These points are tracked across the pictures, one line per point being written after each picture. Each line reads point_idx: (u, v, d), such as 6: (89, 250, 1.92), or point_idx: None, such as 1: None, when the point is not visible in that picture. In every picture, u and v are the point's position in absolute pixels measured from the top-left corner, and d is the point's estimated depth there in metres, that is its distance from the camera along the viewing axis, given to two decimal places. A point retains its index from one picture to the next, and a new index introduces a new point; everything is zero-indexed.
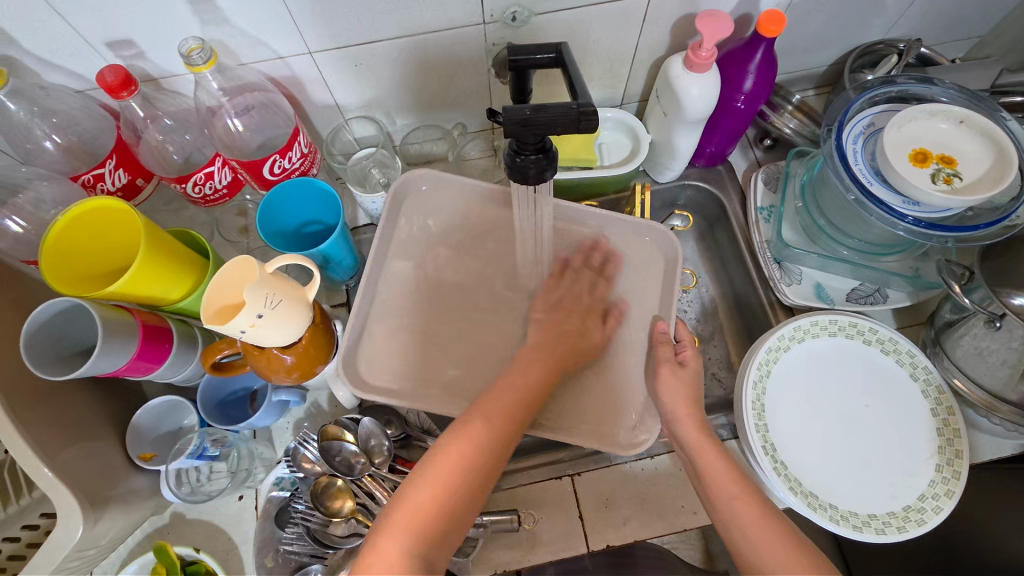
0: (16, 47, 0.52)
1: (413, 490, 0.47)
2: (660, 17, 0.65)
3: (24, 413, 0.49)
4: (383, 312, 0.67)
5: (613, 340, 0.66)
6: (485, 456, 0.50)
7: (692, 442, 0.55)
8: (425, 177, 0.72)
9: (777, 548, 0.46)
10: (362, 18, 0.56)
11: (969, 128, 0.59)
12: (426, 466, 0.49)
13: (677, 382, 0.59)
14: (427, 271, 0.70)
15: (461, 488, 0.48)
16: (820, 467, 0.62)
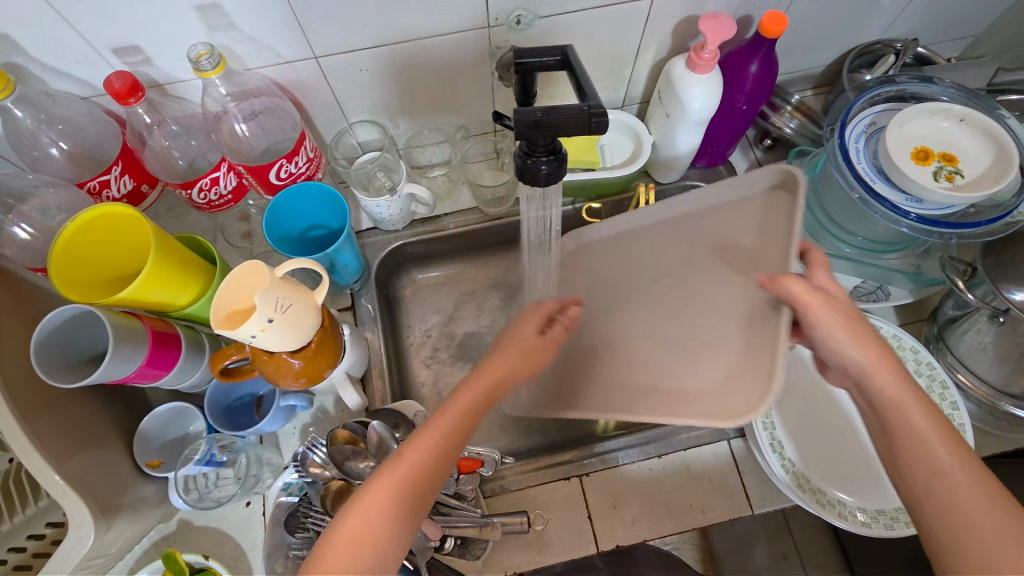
0: (22, 55, 0.52)
1: (338, 529, 0.43)
2: (662, 20, 0.66)
3: (33, 423, 0.48)
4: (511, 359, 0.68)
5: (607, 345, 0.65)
6: (414, 487, 0.45)
7: (890, 398, 0.45)
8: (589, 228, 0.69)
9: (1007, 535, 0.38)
10: (368, 21, 0.57)
11: (968, 127, 0.60)
12: (353, 504, 0.44)
13: (839, 317, 0.48)
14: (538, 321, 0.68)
15: (385, 528, 0.43)
16: (826, 463, 0.63)
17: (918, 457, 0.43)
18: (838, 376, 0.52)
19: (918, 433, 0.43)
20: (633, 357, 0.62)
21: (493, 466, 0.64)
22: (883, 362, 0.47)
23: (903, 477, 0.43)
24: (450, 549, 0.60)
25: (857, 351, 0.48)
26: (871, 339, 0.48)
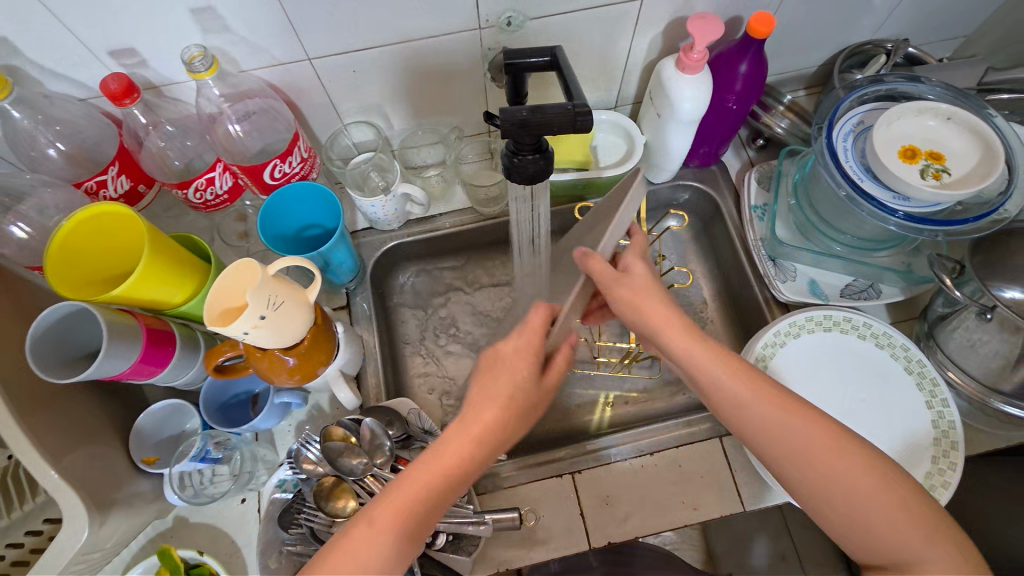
0: (20, 57, 0.53)
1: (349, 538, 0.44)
2: (652, 21, 0.66)
3: (29, 418, 0.49)
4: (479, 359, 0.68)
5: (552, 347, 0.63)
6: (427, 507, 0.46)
7: (683, 352, 0.52)
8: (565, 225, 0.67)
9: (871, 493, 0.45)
10: (358, 23, 0.57)
11: (955, 125, 0.61)
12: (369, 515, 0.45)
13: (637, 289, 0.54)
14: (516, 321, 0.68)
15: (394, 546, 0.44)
16: None
17: (806, 458, 0.47)
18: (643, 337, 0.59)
19: (786, 427, 0.48)
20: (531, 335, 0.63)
21: None
22: (693, 347, 0.51)
23: (805, 477, 0.47)
24: (443, 545, 0.60)
25: (680, 346, 0.52)
26: (660, 300, 0.54)
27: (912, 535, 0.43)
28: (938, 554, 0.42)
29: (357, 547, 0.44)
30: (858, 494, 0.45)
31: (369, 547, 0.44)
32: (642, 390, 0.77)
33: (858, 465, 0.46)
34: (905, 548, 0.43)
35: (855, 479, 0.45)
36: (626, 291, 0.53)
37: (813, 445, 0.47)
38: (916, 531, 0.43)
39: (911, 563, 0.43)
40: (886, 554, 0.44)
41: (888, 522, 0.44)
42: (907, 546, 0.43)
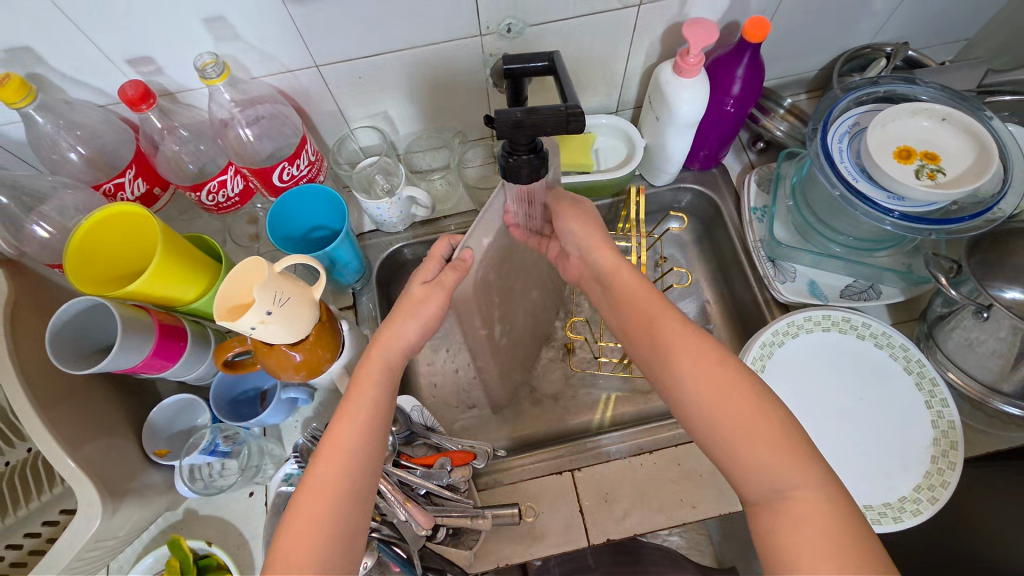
0: (44, 65, 0.56)
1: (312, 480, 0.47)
2: (650, 27, 0.68)
3: (45, 409, 0.51)
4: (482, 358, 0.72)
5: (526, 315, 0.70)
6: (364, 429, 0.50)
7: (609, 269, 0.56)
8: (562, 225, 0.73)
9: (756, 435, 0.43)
10: (363, 31, 0.60)
11: (950, 125, 0.61)
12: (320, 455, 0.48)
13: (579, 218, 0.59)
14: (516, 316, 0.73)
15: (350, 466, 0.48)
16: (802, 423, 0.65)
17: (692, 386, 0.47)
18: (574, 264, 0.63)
19: (674, 351, 0.49)
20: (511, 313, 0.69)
21: (487, 458, 0.67)
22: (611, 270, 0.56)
23: (706, 416, 0.46)
24: (443, 538, 0.62)
25: (609, 273, 0.56)
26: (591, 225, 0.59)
27: (780, 463, 0.42)
28: (811, 487, 0.41)
29: (306, 503, 0.46)
30: (740, 423, 0.44)
31: (319, 484, 0.47)
32: (642, 390, 0.78)
33: (746, 395, 0.45)
34: (778, 477, 0.42)
35: (734, 404, 0.45)
36: (565, 212, 0.60)
37: (700, 369, 0.47)
38: (792, 461, 0.42)
39: (784, 495, 0.41)
40: (761, 486, 0.43)
41: (759, 451, 0.43)
42: (781, 476, 0.42)
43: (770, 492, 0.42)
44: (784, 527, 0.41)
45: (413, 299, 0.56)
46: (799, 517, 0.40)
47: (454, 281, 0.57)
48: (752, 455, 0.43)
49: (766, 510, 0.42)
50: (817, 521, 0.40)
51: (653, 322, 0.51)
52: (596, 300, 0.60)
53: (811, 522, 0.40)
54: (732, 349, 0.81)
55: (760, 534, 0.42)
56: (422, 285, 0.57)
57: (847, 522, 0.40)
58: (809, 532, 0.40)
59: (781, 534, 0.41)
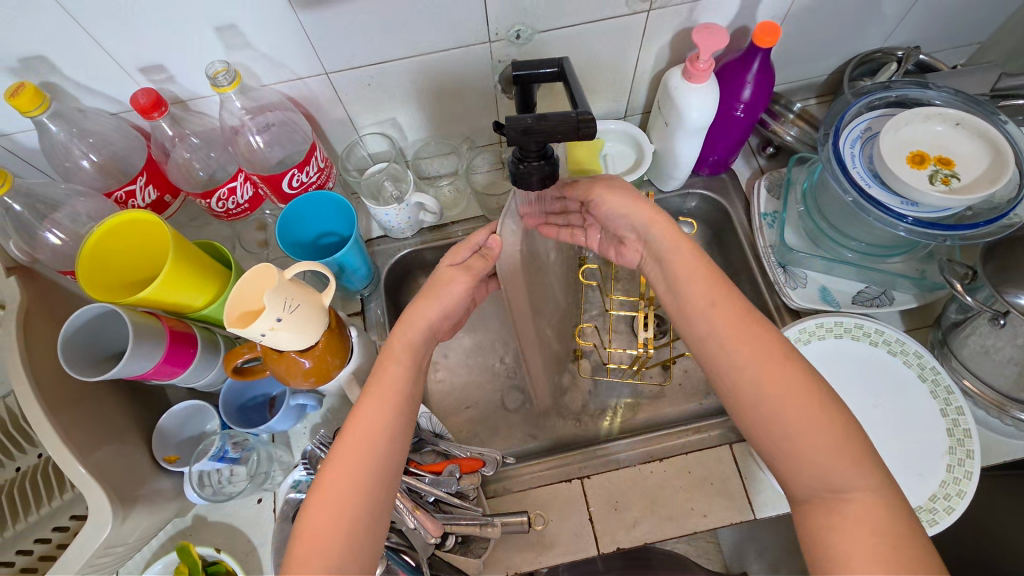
0: (58, 74, 0.56)
1: (337, 459, 0.48)
2: (659, 32, 0.68)
3: (55, 417, 0.51)
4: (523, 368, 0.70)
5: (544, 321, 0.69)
6: (393, 408, 0.51)
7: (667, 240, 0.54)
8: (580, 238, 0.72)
9: (820, 434, 0.43)
10: (372, 38, 0.60)
11: (965, 130, 0.60)
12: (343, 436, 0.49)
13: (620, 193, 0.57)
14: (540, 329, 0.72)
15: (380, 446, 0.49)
16: None
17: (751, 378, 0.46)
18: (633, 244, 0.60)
19: (723, 338, 0.48)
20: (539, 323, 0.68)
21: (495, 466, 0.66)
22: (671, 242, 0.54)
23: (764, 407, 0.45)
24: (451, 547, 0.62)
25: (667, 248, 0.54)
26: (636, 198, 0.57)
27: (839, 465, 0.42)
28: (866, 490, 0.41)
29: (334, 482, 0.47)
30: (801, 415, 0.44)
31: (335, 470, 0.47)
32: (652, 397, 0.78)
33: (809, 392, 0.45)
34: (834, 478, 0.42)
35: (795, 403, 0.44)
36: (602, 193, 0.57)
37: (760, 363, 0.46)
38: (852, 462, 0.42)
39: (841, 495, 0.42)
40: (816, 484, 0.43)
41: (817, 449, 0.43)
42: (839, 476, 0.42)
43: (824, 491, 0.42)
44: (835, 526, 0.41)
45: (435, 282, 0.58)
46: (852, 518, 0.41)
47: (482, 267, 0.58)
48: (809, 455, 0.43)
49: (819, 508, 0.42)
50: (869, 523, 0.40)
51: (714, 304, 0.50)
52: (651, 281, 0.58)
53: (864, 524, 0.40)
54: None
55: (810, 531, 0.43)
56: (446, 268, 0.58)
57: (899, 527, 0.40)
58: (861, 535, 0.40)
59: (833, 534, 0.41)
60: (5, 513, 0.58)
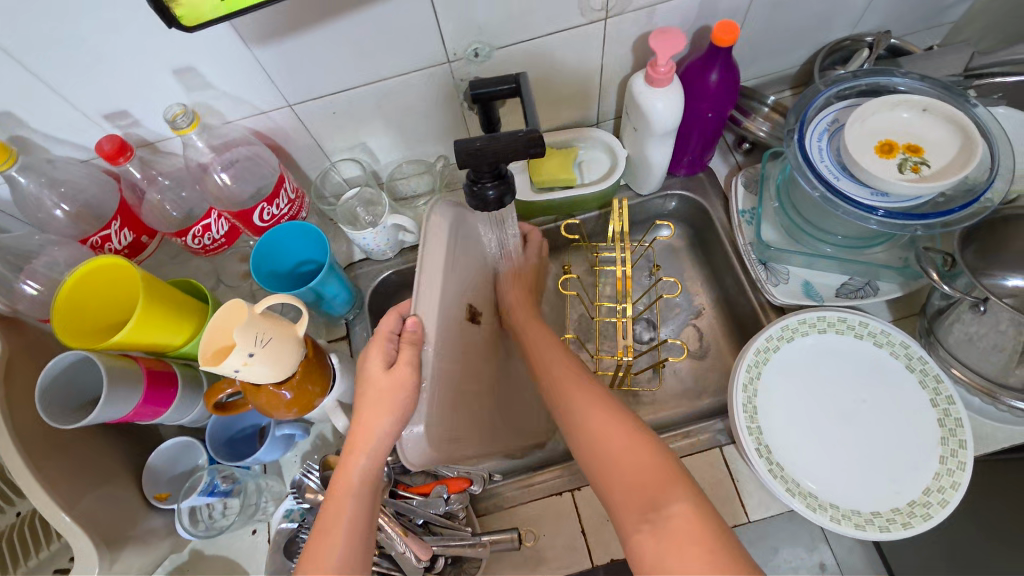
0: (25, 127, 0.57)
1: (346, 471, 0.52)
2: (619, 39, 0.67)
3: (39, 463, 0.53)
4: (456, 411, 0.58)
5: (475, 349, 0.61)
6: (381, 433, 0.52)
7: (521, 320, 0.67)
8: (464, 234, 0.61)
9: (643, 462, 0.50)
10: (331, 69, 0.60)
11: (933, 115, 0.59)
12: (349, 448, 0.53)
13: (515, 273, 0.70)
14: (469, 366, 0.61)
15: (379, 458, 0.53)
16: (793, 425, 0.63)
17: (593, 436, 0.53)
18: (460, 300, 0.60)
19: (570, 396, 0.57)
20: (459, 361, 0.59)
21: (482, 482, 0.65)
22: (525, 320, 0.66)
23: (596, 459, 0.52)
24: (442, 569, 0.61)
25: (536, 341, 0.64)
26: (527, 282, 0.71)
27: (662, 488, 0.49)
28: (684, 506, 0.47)
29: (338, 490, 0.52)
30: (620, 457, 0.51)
31: (342, 507, 0.51)
32: (641, 403, 0.77)
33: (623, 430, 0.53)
34: (660, 500, 0.48)
35: (620, 441, 0.52)
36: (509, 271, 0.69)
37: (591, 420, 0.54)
38: (670, 482, 0.49)
39: (666, 513, 0.47)
40: (642, 510, 0.48)
41: (642, 476, 0.50)
42: (662, 495, 0.48)
43: (652, 517, 0.47)
44: (664, 545, 0.46)
45: (379, 388, 0.50)
46: (679, 529, 0.46)
47: (417, 354, 0.51)
48: (634, 484, 0.50)
49: (647, 530, 0.47)
50: (692, 534, 0.45)
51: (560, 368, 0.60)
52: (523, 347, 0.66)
53: (688, 536, 0.45)
54: (732, 353, 0.79)
55: (640, 553, 0.47)
56: (385, 372, 0.51)
57: (712, 532, 0.46)
58: (693, 547, 0.45)
59: (662, 549, 0.46)
60: (6, 558, 0.58)
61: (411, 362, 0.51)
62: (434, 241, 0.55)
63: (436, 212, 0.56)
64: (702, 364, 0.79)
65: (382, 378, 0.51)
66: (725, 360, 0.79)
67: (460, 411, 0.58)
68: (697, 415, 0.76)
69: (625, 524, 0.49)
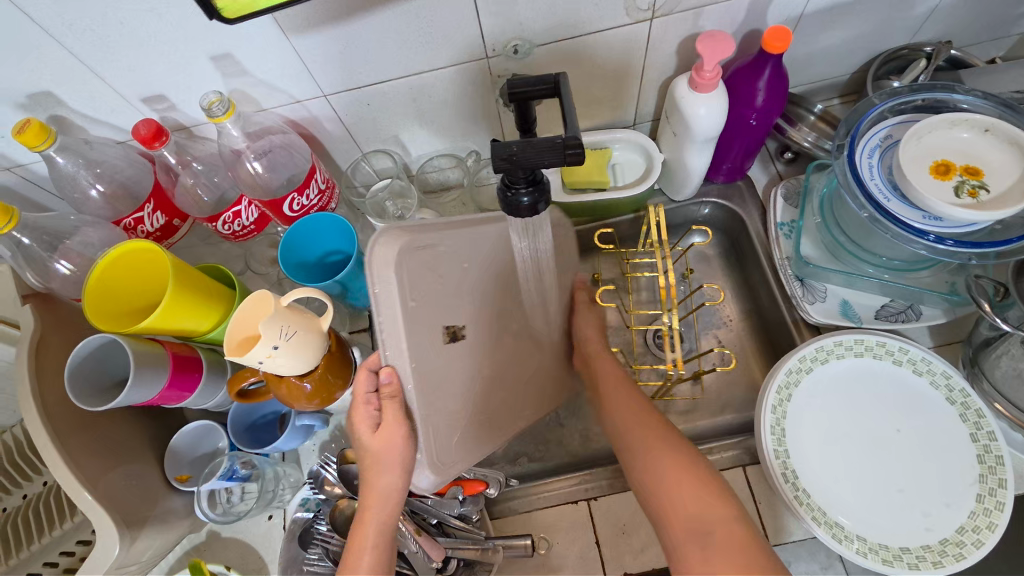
0: (65, 107, 0.58)
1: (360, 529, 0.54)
2: (663, 39, 0.65)
3: (66, 441, 0.53)
4: (472, 432, 0.57)
5: (474, 372, 0.56)
6: (391, 492, 0.54)
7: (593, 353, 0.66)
8: (419, 260, 0.51)
9: (695, 482, 0.52)
10: (367, 60, 0.59)
11: (995, 136, 0.56)
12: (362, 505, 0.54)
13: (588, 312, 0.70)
14: (482, 392, 0.58)
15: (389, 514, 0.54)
16: (823, 453, 0.61)
17: (647, 455, 0.55)
18: (433, 330, 0.52)
19: (627, 416, 0.59)
20: (460, 387, 0.55)
21: (498, 486, 0.65)
22: (595, 354, 0.66)
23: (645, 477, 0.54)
24: (454, 571, 0.61)
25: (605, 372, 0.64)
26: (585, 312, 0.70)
27: (711, 505, 0.50)
28: (734, 524, 0.49)
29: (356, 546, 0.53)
30: (676, 474, 0.53)
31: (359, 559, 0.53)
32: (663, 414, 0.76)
33: (678, 451, 0.54)
34: (706, 517, 0.50)
35: (668, 460, 0.54)
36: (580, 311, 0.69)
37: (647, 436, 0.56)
38: (717, 498, 0.51)
39: (714, 530, 0.49)
40: (693, 524, 0.50)
41: (696, 495, 0.51)
42: (708, 512, 0.50)
43: (701, 533, 0.49)
44: (714, 558, 0.47)
45: (375, 448, 0.51)
46: (728, 546, 0.48)
47: (400, 409, 0.50)
48: (689, 501, 0.51)
49: (698, 546, 0.49)
50: (742, 551, 0.47)
51: (618, 392, 0.61)
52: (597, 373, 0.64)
53: (736, 551, 0.47)
54: (760, 368, 0.77)
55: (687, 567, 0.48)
56: (374, 434, 0.51)
57: (760, 555, 0.47)
58: (736, 558, 0.47)
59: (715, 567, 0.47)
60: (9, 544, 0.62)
61: (395, 418, 0.50)
62: (381, 298, 0.49)
63: (379, 250, 0.49)
64: (728, 378, 0.77)
65: (374, 440, 0.51)
66: (753, 375, 0.77)
67: (476, 434, 0.58)
68: (721, 431, 0.74)
69: (670, 538, 0.51)
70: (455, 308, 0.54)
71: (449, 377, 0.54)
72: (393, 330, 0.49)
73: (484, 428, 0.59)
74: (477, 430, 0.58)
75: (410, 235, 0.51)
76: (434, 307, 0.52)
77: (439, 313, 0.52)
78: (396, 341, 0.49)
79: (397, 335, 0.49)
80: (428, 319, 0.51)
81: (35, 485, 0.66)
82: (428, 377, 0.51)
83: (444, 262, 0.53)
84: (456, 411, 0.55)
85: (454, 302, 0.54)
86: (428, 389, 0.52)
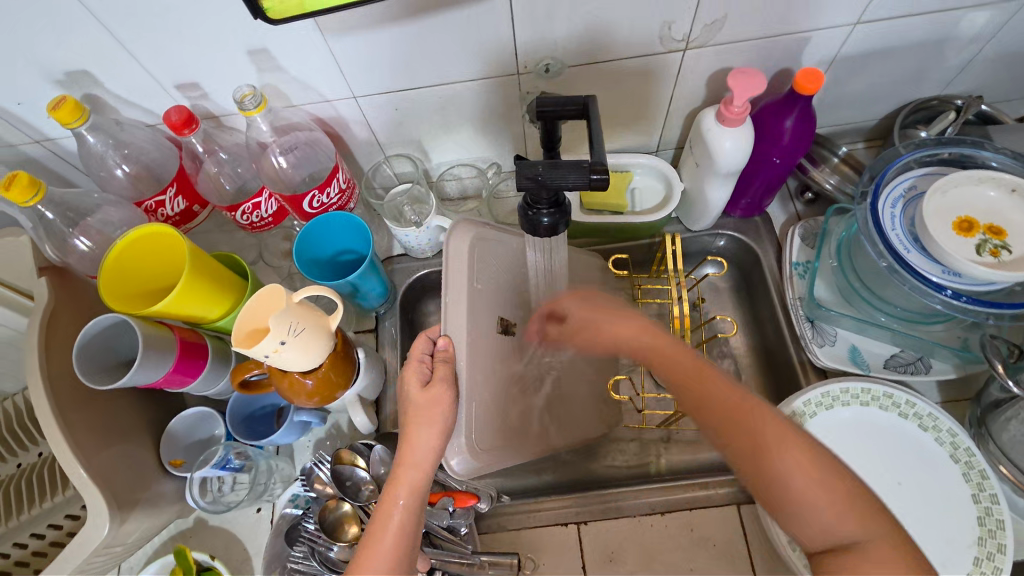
0: (100, 87, 0.59)
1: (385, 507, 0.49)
2: (694, 71, 0.65)
3: (68, 415, 0.54)
4: (507, 426, 0.57)
5: (515, 368, 0.58)
6: (426, 463, 0.49)
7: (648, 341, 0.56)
8: (482, 253, 0.55)
9: (817, 486, 0.46)
10: (399, 66, 0.60)
11: (1020, 197, 0.56)
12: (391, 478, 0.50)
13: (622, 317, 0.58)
14: (516, 395, 0.59)
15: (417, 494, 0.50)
16: None
17: (761, 448, 0.48)
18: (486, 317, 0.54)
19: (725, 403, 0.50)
20: (503, 379, 0.56)
21: (488, 500, 0.64)
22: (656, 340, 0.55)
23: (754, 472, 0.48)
24: None
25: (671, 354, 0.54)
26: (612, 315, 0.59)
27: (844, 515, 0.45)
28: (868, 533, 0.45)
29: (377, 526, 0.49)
30: (803, 473, 0.46)
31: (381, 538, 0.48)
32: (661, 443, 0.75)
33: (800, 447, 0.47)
34: (841, 526, 0.45)
35: (793, 459, 0.47)
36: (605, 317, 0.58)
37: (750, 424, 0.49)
38: (846, 505, 0.45)
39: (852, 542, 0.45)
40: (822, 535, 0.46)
41: (828, 505, 0.46)
42: (839, 524, 0.45)
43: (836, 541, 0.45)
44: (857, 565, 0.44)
45: (419, 406, 0.49)
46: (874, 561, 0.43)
47: (452, 372, 0.50)
48: (823, 505, 0.46)
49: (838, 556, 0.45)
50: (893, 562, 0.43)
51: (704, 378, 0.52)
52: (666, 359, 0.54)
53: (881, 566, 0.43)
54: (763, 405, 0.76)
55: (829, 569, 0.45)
56: (423, 390, 0.49)
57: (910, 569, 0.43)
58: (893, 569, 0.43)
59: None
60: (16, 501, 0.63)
61: (446, 379, 0.49)
62: (452, 270, 0.52)
63: (455, 236, 0.53)
64: None
65: (418, 398, 0.49)
66: None
67: (510, 432, 0.57)
68: None
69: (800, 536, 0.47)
70: (506, 304, 0.58)
71: (493, 367, 0.55)
72: (459, 302, 0.51)
73: (518, 430, 0.59)
74: (512, 426, 0.58)
75: (476, 226, 0.56)
76: (490, 298, 0.55)
77: (494, 302, 0.56)
78: (460, 311, 0.51)
79: (460, 311, 0.51)
80: (486, 306, 0.54)
81: (31, 454, 0.67)
82: (479, 354, 0.52)
83: (500, 264, 0.58)
84: (496, 402, 0.55)
85: (505, 299, 0.57)
86: (476, 365, 0.52)
